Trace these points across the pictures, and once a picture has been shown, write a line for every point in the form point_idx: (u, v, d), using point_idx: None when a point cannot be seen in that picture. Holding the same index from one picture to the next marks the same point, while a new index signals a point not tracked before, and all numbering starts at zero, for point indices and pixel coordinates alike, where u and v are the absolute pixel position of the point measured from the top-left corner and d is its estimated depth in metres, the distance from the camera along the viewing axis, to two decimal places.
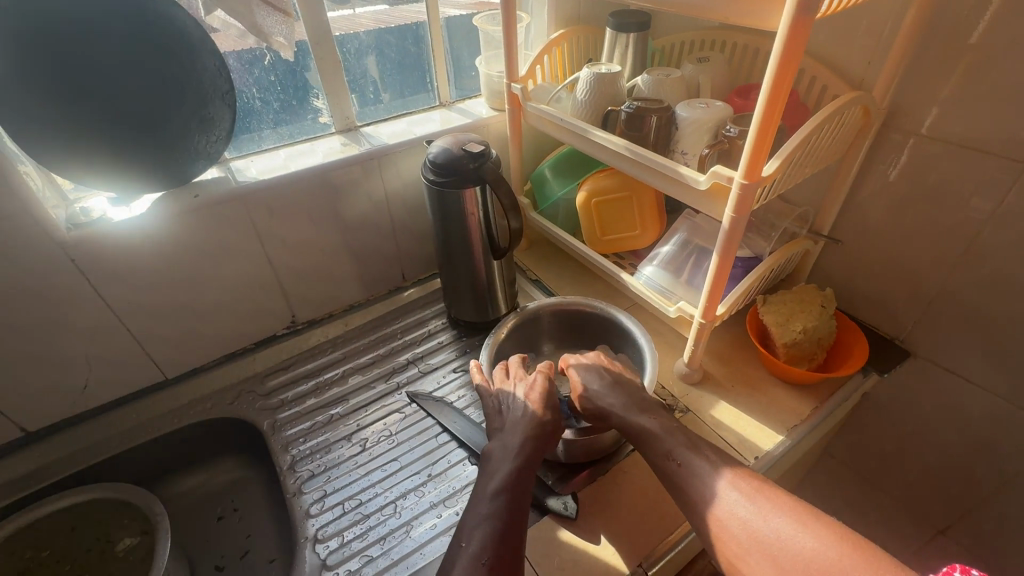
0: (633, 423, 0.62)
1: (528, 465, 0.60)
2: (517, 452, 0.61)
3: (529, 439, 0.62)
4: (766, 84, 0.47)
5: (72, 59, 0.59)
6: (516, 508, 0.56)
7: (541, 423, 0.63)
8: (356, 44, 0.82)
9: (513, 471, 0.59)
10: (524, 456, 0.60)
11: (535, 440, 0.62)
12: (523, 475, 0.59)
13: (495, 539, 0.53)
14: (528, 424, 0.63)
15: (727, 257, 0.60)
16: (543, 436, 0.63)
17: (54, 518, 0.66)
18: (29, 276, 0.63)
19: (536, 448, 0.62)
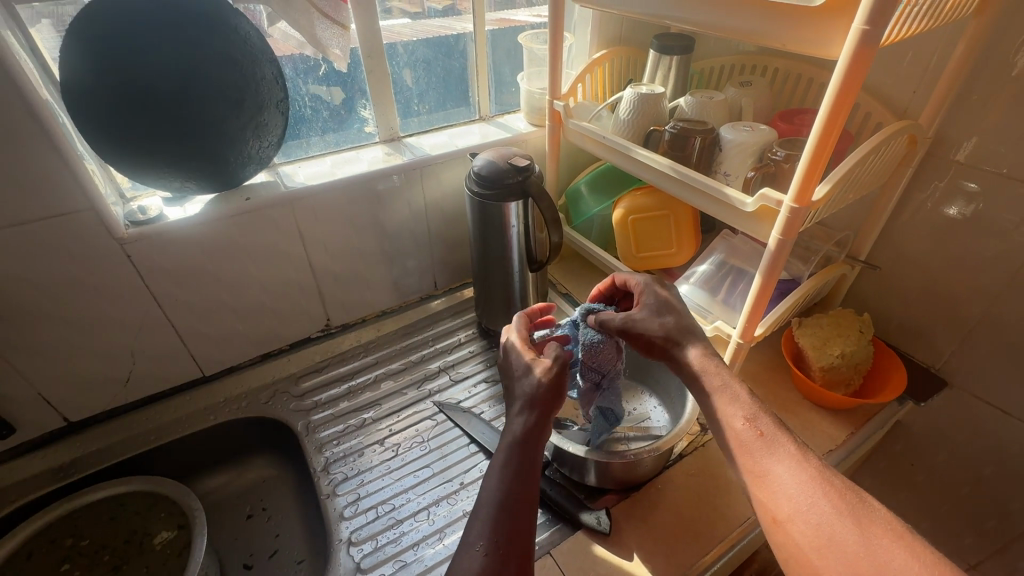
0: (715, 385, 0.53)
1: (529, 451, 0.54)
2: (515, 438, 0.54)
3: (529, 422, 0.55)
4: (823, 111, 0.48)
5: (144, 63, 0.60)
6: (521, 499, 0.51)
7: (546, 395, 0.56)
8: (406, 58, 0.85)
9: (511, 461, 0.53)
10: (524, 442, 0.54)
11: (538, 421, 0.55)
12: (523, 463, 0.53)
13: (498, 542, 0.48)
14: (529, 403, 0.56)
15: (771, 278, 0.60)
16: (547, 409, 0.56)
17: (99, 506, 0.68)
18: (87, 269, 0.65)
19: (539, 429, 0.55)
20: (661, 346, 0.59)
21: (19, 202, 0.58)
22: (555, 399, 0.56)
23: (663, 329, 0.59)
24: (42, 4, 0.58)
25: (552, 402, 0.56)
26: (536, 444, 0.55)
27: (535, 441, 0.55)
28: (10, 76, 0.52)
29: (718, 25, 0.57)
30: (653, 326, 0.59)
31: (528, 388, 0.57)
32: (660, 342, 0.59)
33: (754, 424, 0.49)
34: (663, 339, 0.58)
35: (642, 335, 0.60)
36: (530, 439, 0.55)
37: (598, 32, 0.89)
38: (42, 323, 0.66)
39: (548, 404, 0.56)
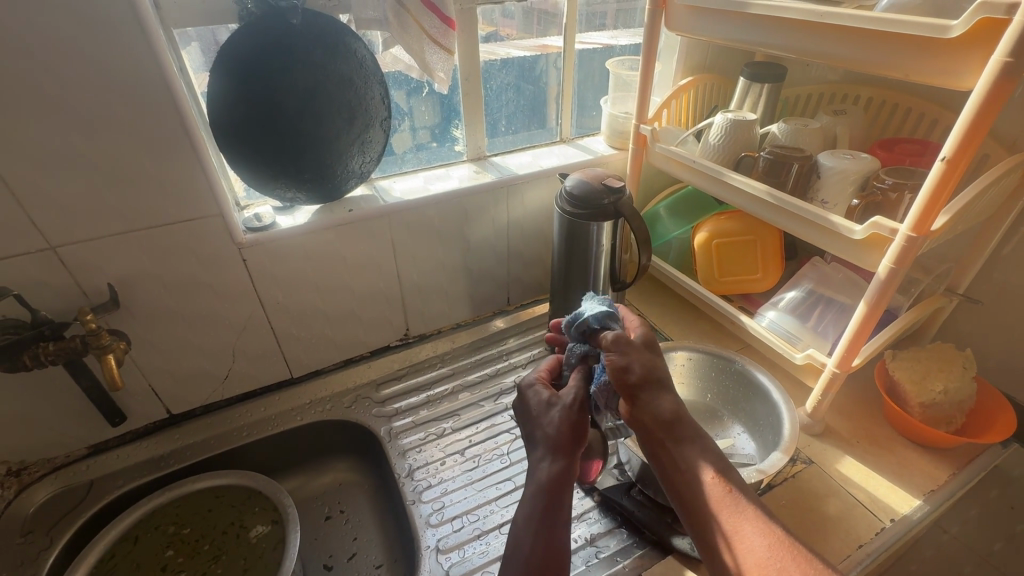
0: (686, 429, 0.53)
1: (557, 500, 0.51)
2: (539, 483, 0.52)
3: (556, 471, 0.52)
4: (950, 140, 0.48)
5: (278, 83, 0.65)
6: (555, 555, 0.49)
7: (570, 441, 0.53)
8: (499, 82, 0.89)
9: (539, 511, 0.51)
10: (551, 491, 0.51)
11: (564, 466, 0.52)
12: (550, 515, 0.50)
13: None
14: (554, 449, 0.53)
15: (878, 308, 0.59)
16: (573, 454, 0.53)
17: (198, 497, 0.72)
18: (207, 270, 0.70)
19: (567, 475, 0.52)
20: (640, 383, 0.54)
21: (158, 205, 0.63)
22: (578, 442, 0.54)
23: (643, 365, 0.55)
24: (193, 29, 0.64)
25: (576, 446, 0.54)
26: (564, 491, 0.52)
27: (564, 486, 0.52)
28: (169, 91, 0.58)
29: (831, 55, 0.58)
30: (636, 360, 0.55)
31: (552, 431, 0.54)
32: (638, 379, 0.54)
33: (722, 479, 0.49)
34: (646, 375, 0.54)
35: (629, 367, 0.54)
36: (559, 486, 0.51)
37: (684, 60, 0.91)
38: (162, 319, 0.70)
39: (573, 448, 0.53)
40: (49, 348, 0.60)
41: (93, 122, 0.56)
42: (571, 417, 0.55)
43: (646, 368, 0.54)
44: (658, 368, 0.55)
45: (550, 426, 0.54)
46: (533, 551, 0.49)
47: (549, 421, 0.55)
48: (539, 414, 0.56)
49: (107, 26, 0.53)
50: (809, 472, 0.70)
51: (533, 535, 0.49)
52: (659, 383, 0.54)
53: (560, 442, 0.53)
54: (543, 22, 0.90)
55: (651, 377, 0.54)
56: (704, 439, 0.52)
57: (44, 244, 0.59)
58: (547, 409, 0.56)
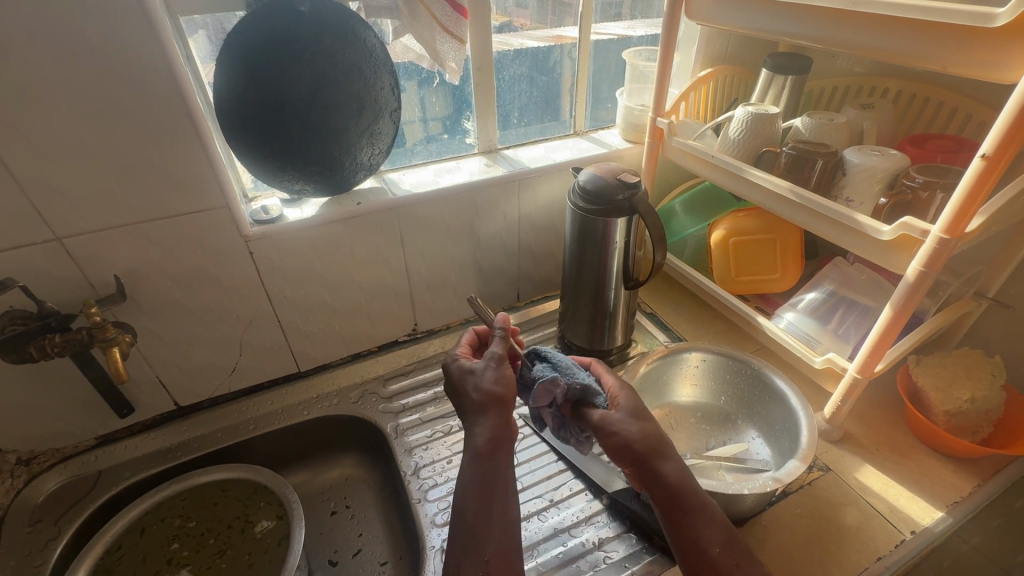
0: (693, 498, 0.52)
1: (494, 460, 0.52)
2: (476, 444, 0.52)
3: (493, 431, 0.53)
4: (990, 137, 0.45)
5: (285, 72, 0.64)
6: (499, 519, 0.50)
7: (497, 400, 0.54)
8: (512, 72, 0.87)
9: (476, 476, 0.51)
10: (488, 453, 0.52)
11: (499, 429, 0.53)
12: (490, 476, 0.51)
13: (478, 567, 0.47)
14: (487, 412, 0.54)
15: (905, 311, 0.56)
16: (504, 415, 0.54)
17: (203, 489, 0.71)
18: (215, 263, 0.69)
19: (502, 432, 0.53)
20: (641, 454, 0.54)
21: (162, 196, 0.62)
22: (508, 401, 0.55)
23: (641, 436, 0.56)
24: (200, 16, 0.63)
25: (506, 403, 0.55)
26: (502, 448, 0.52)
27: (500, 446, 0.52)
28: (175, 81, 0.56)
29: (862, 45, 0.55)
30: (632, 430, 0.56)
31: (486, 391, 0.55)
32: (640, 450, 0.55)
33: (729, 553, 0.49)
34: (643, 445, 0.55)
35: (622, 434, 0.56)
36: (497, 447, 0.52)
37: (703, 51, 0.88)
38: (170, 312, 0.70)
39: (505, 411, 0.54)
40: (55, 340, 0.60)
41: (97, 112, 0.55)
42: (503, 379, 0.56)
43: (645, 434, 0.56)
44: (658, 436, 0.56)
45: (486, 386, 0.55)
46: (474, 517, 0.49)
47: (482, 382, 0.56)
48: (473, 378, 0.57)
49: (112, 13, 0.51)
50: (826, 480, 0.68)
51: (474, 504, 0.50)
52: (659, 453, 0.54)
53: (490, 404, 0.54)
54: (557, 12, 0.87)
55: (653, 445, 0.55)
56: (710, 509, 0.52)
57: (50, 235, 0.59)
58: (483, 372, 0.57)
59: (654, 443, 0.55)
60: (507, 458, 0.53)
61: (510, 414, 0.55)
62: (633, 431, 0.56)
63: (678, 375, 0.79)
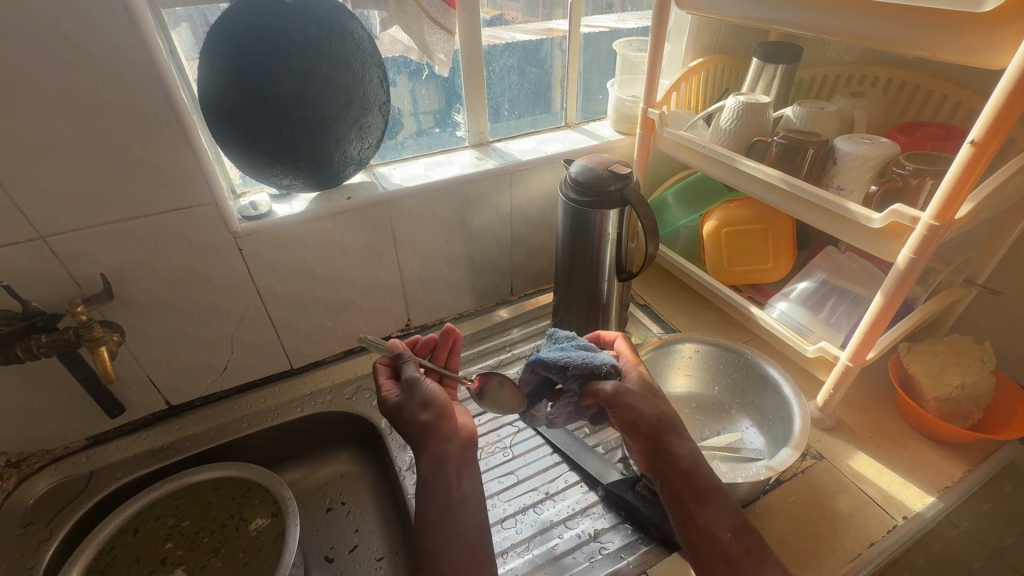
0: (700, 478, 0.53)
1: (443, 480, 0.53)
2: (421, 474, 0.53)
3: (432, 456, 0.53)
4: (980, 122, 0.45)
5: (271, 66, 0.63)
6: (460, 534, 0.51)
7: (430, 425, 0.55)
8: (503, 64, 0.86)
9: (429, 504, 0.52)
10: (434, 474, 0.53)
11: (438, 449, 0.54)
12: (442, 499, 0.52)
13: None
14: (424, 439, 0.54)
15: (897, 298, 0.56)
16: (439, 436, 0.54)
17: (197, 488, 0.71)
18: (203, 261, 0.68)
19: (442, 453, 0.54)
20: (653, 430, 0.55)
21: (147, 193, 0.61)
22: (444, 419, 0.55)
23: (655, 410, 0.56)
24: (182, 9, 0.62)
25: (442, 422, 0.55)
26: (448, 468, 0.53)
27: (444, 467, 0.53)
28: (158, 75, 0.55)
29: (852, 33, 0.54)
30: (644, 407, 0.57)
31: (416, 419, 0.55)
32: (651, 423, 0.56)
33: (741, 538, 0.49)
34: (656, 420, 0.55)
35: (632, 410, 0.56)
36: (442, 466, 0.53)
37: (694, 41, 0.88)
38: (158, 310, 0.69)
39: (441, 432, 0.54)
40: (42, 340, 0.59)
41: (77, 108, 0.54)
42: (428, 399, 0.56)
43: (660, 413, 0.56)
44: (668, 412, 0.57)
45: (417, 417, 0.55)
46: (432, 542, 0.51)
47: (410, 414, 0.56)
48: (404, 413, 0.56)
49: (89, 6, 0.50)
50: (819, 468, 0.69)
51: (432, 528, 0.51)
52: (669, 428, 0.55)
53: (424, 431, 0.55)
54: (548, 4, 0.86)
55: (666, 419, 0.56)
56: (721, 493, 0.52)
57: (33, 233, 0.58)
58: (409, 402, 0.56)
59: (665, 419, 0.56)
60: (456, 471, 0.54)
61: (449, 429, 0.55)
62: (643, 406, 0.57)
63: (672, 367, 0.79)
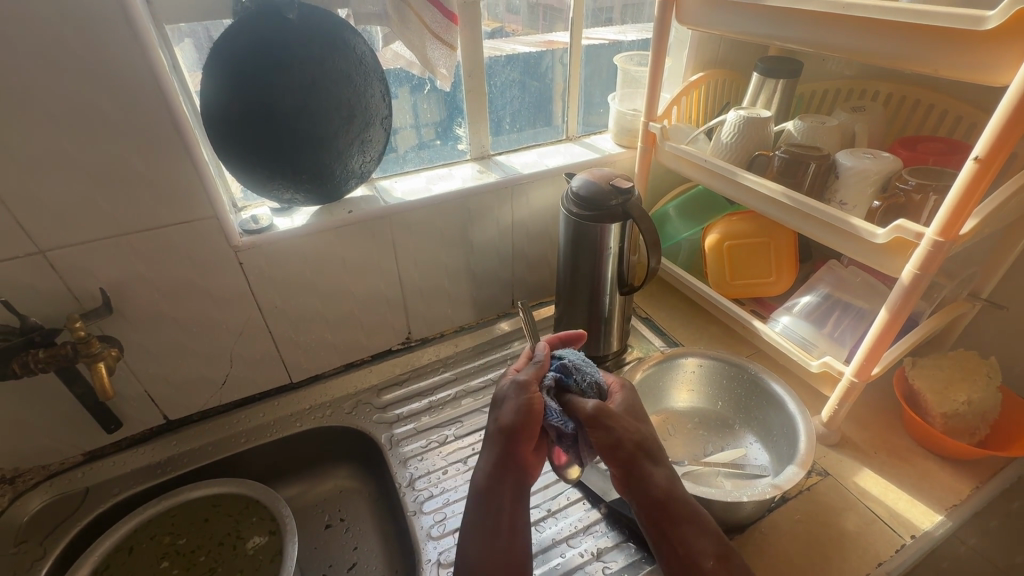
0: (681, 505, 0.51)
1: (498, 498, 0.53)
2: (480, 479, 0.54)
3: (493, 463, 0.54)
4: (983, 139, 0.45)
5: (273, 81, 0.63)
6: (502, 555, 0.51)
7: (512, 431, 0.54)
8: (504, 78, 0.87)
9: (479, 516, 0.53)
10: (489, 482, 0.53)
11: (503, 460, 0.54)
12: (491, 513, 0.52)
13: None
14: (491, 442, 0.55)
15: (902, 313, 0.56)
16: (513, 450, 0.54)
17: (195, 505, 0.70)
18: (203, 275, 0.68)
19: (509, 469, 0.54)
20: (633, 455, 0.53)
21: (149, 207, 0.61)
22: (523, 436, 0.54)
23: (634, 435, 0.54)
24: (186, 25, 0.62)
25: (520, 438, 0.54)
26: (506, 486, 0.53)
27: (504, 482, 0.53)
28: (160, 91, 0.56)
29: (852, 49, 0.55)
30: (626, 430, 0.54)
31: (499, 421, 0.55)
32: (627, 451, 0.53)
33: (723, 565, 0.48)
34: (635, 445, 0.53)
35: (614, 431, 0.54)
36: (500, 476, 0.53)
37: (694, 55, 0.89)
38: (157, 324, 0.68)
39: (509, 445, 0.54)
40: (39, 356, 0.58)
41: (80, 123, 0.54)
42: (518, 405, 0.55)
43: (637, 436, 0.54)
44: (648, 438, 0.55)
45: (507, 414, 0.55)
46: (476, 557, 0.51)
47: (503, 412, 0.56)
48: (508, 400, 0.56)
49: (92, 23, 0.50)
50: (825, 485, 0.68)
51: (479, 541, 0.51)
52: (648, 455, 0.53)
53: (498, 434, 0.55)
54: (549, 17, 0.87)
55: (642, 446, 0.54)
56: (700, 517, 0.51)
57: (33, 248, 0.57)
58: (505, 401, 0.56)
59: (646, 444, 0.54)
60: (513, 490, 0.53)
61: (521, 447, 0.54)
62: (624, 429, 0.54)
63: (676, 381, 0.78)
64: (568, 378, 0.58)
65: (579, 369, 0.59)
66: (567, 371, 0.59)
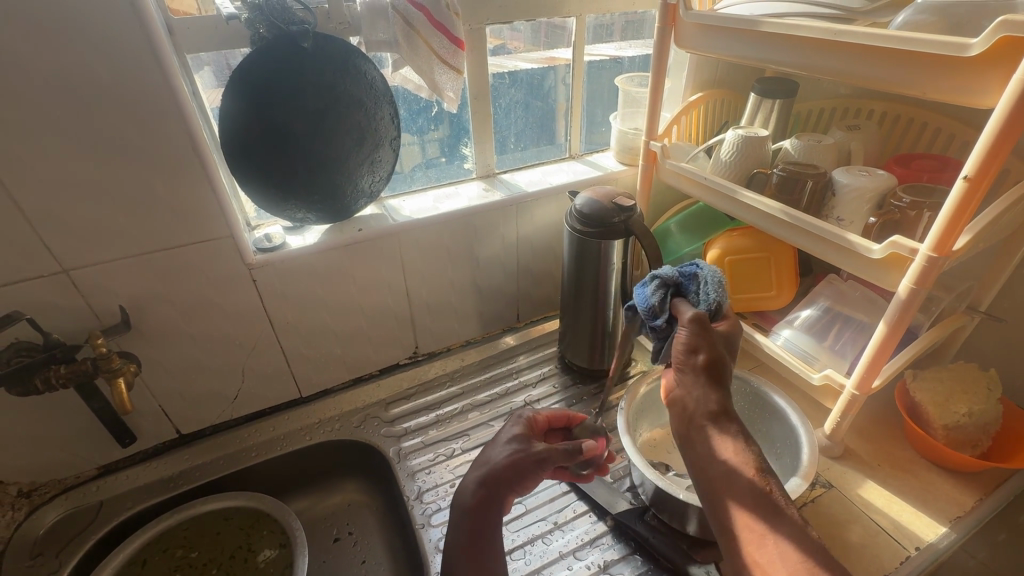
0: (729, 421, 0.47)
1: (478, 523, 0.53)
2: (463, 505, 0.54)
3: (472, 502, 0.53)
4: (972, 158, 0.47)
5: (288, 106, 0.65)
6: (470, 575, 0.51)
7: (500, 475, 0.54)
8: (508, 99, 0.90)
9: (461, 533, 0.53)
10: (475, 510, 0.53)
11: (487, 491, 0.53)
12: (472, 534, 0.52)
13: None
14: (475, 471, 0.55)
15: (900, 325, 0.57)
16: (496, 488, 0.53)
17: (206, 518, 0.71)
18: (217, 293, 0.70)
19: (490, 501, 0.53)
20: (701, 369, 0.51)
21: (169, 228, 0.63)
22: (508, 482, 0.54)
23: (711, 352, 0.51)
24: (206, 54, 0.65)
25: (505, 484, 0.54)
26: (488, 515, 0.53)
27: (485, 512, 0.53)
28: (182, 117, 0.58)
29: (844, 72, 0.57)
30: (707, 344, 0.52)
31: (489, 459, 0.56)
32: (697, 362, 0.51)
33: (763, 482, 0.43)
34: (710, 357, 0.51)
35: (698, 341, 0.52)
36: (484, 506, 0.53)
37: (694, 75, 0.91)
38: (172, 340, 0.70)
39: (494, 482, 0.53)
40: (60, 371, 0.60)
41: (106, 149, 0.57)
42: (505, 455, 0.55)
43: (714, 351, 0.52)
44: (722, 361, 0.52)
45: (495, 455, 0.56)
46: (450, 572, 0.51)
47: (495, 453, 0.56)
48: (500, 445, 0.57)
49: (119, 55, 0.53)
50: (829, 497, 0.68)
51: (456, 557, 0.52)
52: (716, 375, 0.50)
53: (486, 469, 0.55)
54: (551, 35, 0.89)
55: (711, 363, 0.51)
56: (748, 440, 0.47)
57: (57, 267, 0.60)
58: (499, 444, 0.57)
59: (718, 363, 0.51)
60: (491, 519, 0.53)
61: (505, 493, 0.54)
62: (704, 342, 0.52)
63: None
64: (691, 286, 0.59)
65: (705, 284, 0.58)
66: (696, 282, 0.59)
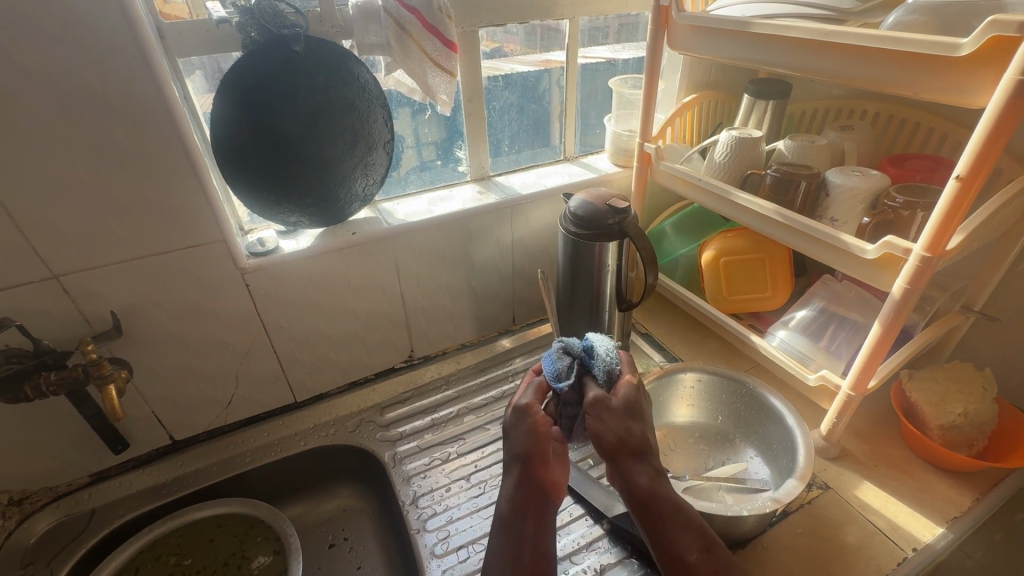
0: (659, 498, 0.53)
1: (522, 517, 0.53)
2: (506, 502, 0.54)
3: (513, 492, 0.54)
4: (964, 158, 0.47)
5: (280, 110, 0.65)
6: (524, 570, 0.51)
7: (532, 454, 0.55)
8: (503, 101, 0.90)
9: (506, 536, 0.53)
10: (513, 513, 0.54)
11: (523, 484, 0.54)
12: (517, 534, 0.53)
13: None
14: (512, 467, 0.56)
15: (894, 326, 0.57)
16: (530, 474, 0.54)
17: (200, 525, 0.71)
18: (209, 298, 0.69)
19: (528, 488, 0.54)
20: (616, 453, 0.54)
21: (160, 233, 0.63)
22: (537, 460, 0.55)
23: (622, 429, 0.54)
24: (197, 58, 0.65)
25: (537, 462, 0.55)
26: (529, 510, 0.53)
27: (527, 503, 0.54)
28: (173, 121, 0.58)
29: (836, 72, 0.57)
30: (611, 427, 0.54)
31: (514, 448, 0.56)
32: (611, 449, 0.54)
33: (706, 558, 0.50)
34: (619, 443, 0.54)
35: (603, 433, 0.54)
36: (521, 502, 0.54)
37: (687, 77, 0.91)
38: (164, 345, 0.70)
39: (528, 469, 0.54)
40: (51, 378, 0.60)
41: (96, 154, 0.56)
42: (528, 433, 0.56)
43: (631, 434, 0.54)
44: (636, 436, 0.55)
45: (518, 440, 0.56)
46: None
47: (515, 439, 0.57)
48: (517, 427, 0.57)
49: (108, 60, 0.53)
50: (825, 498, 0.68)
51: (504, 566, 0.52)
52: (635, 453, 0.54)
53: (517, 459, 0.55)
54: (546, 38, 0.89)
55: (625, 445, 0.54)
56: (683, 512, 0.53)
57: (47, 273, 0.59)
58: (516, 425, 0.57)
59: (631, 444, 0.54)
60: (535, 507, 0.54)
61: (540, 473, 0.55)
62: (611, 428, 0.54)
63: (674, 399, 0.79)
64: (593, 362, 0.59)
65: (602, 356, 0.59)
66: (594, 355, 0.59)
